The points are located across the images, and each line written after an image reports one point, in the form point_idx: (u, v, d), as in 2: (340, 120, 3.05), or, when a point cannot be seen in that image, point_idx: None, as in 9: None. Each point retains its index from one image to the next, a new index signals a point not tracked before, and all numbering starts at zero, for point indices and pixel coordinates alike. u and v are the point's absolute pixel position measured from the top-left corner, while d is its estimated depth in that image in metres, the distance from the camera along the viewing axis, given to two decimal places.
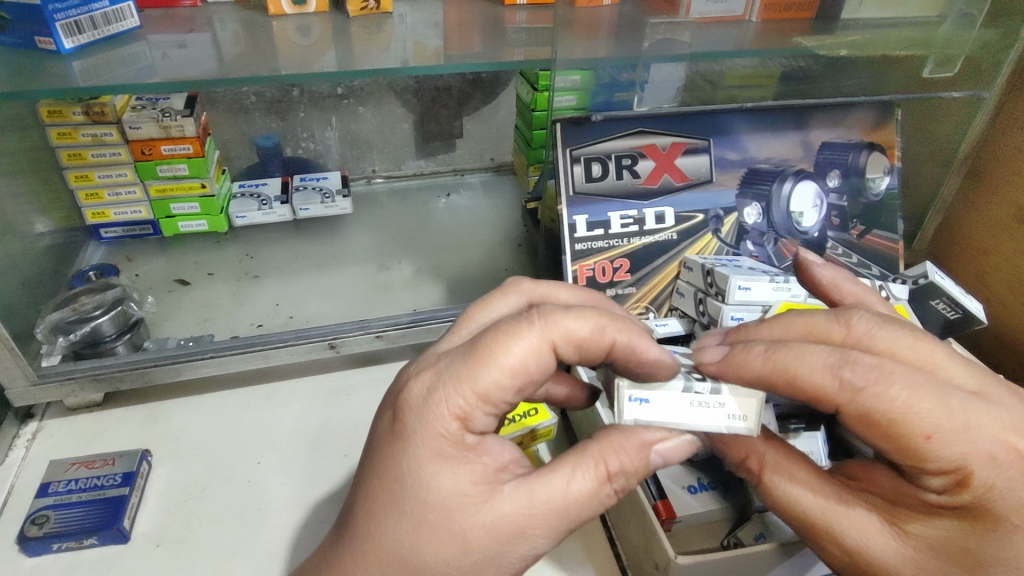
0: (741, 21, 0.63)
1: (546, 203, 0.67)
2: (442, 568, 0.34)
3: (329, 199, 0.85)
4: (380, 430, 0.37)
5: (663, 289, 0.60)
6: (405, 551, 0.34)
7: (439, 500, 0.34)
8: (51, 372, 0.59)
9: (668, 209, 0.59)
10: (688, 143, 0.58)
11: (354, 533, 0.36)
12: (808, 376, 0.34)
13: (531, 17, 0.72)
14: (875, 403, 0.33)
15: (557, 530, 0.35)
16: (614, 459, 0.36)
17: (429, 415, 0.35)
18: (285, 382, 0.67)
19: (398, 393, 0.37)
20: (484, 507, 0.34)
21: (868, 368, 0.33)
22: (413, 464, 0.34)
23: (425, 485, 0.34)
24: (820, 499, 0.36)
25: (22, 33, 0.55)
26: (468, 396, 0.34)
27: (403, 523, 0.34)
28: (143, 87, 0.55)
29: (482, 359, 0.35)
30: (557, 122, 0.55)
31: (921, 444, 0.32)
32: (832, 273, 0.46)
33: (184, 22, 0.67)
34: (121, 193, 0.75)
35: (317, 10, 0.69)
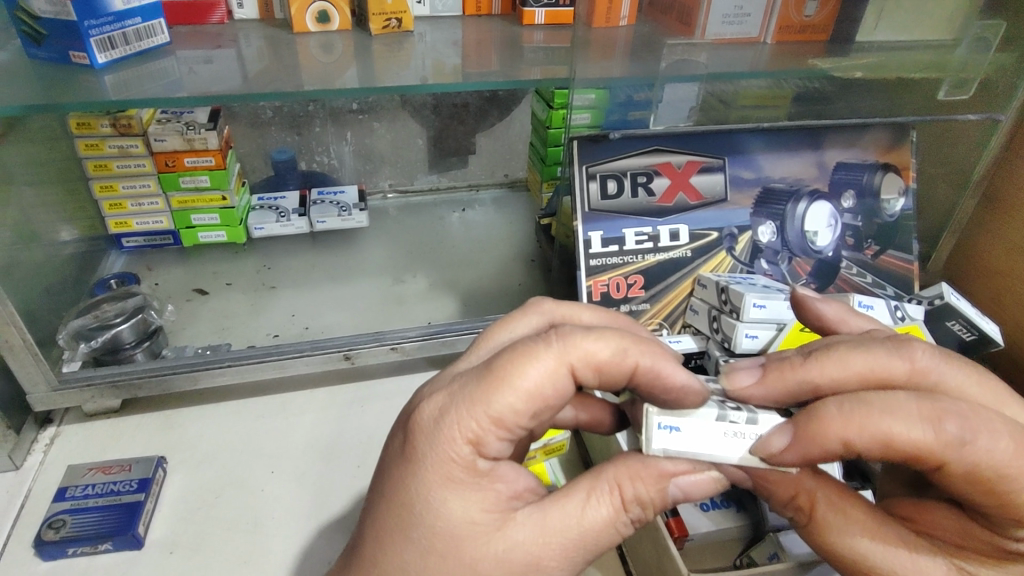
0: (757, 43, 0.66)
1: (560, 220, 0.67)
2: None
3: (346, 212, 0.86)
4: (391, 451, 0.37)
5: (676, 306, 0.60)
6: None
7: (448, 527, 0.34)
8: (72, 378, 0.60)
9: (683, 226, 0.59)
10: (703, 161, 0.59)
11: (366, 550, 0.36)
12: (905, 433, 0.32)
13: (549, 36, 0.73)
14: (985, 455, 0.32)
15: (572, 561, 0.35)
16: (629, 489, 0.36)
17: (440, 439, 0.35)
18: (300, 393, 0.68)
19: (409, 415, 0.37)
20: (498, 536, 0.34)
21: (964, 419, 0.32)
22: (422, 488, 0.35)
23: (435, 511, 0.34)
24: (876, 543, 0.35)
25: (58, 49, 0.57)
26: (481, 420, 0.34)
27: (413, 548, 0.35)
28: (171, 101, 0.57)
29: (496, 382, 0.34)
30: (575, 140, 0.56)
31: (1019, 498, 0.32)
32: (834, 309, 0.46)
33: (211, 38, 0.68)
34: (143, 203, 0.77)
35: (340, 28, 0.70)
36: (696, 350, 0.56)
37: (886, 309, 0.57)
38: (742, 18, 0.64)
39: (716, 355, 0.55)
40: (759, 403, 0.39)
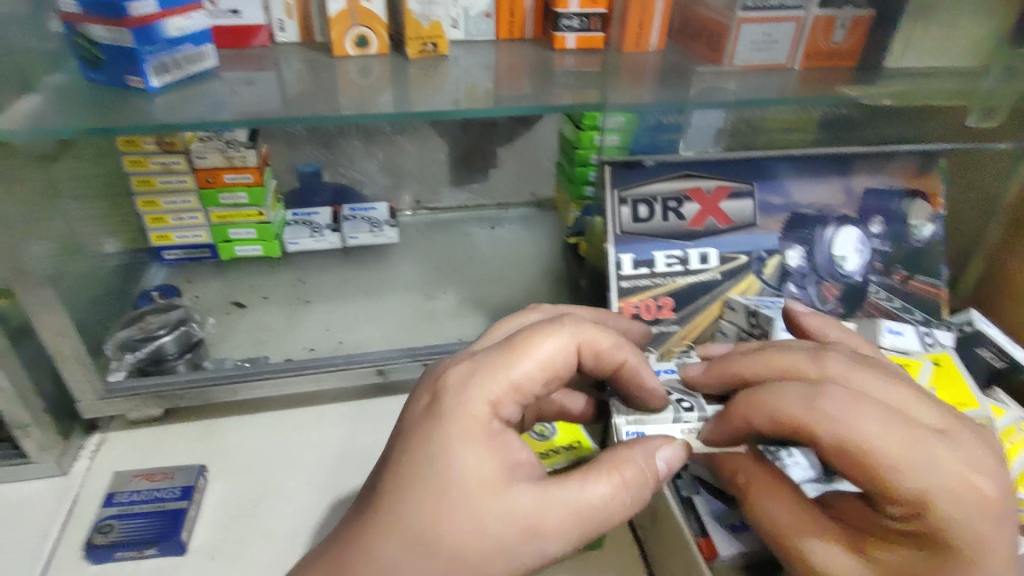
0: (784, 69, 0.69)
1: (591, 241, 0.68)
2: (458, 549, 0.35)
3: (377, 229, 0.88)
4: (413, 412, 0.39)
5: (705, 328, 0.61)
6: (424, 527, 0.35)
7: (461, 480, 0.36)
8: (118, 387, 0.62)
9: (712, 250, 0.60)
10: (733, 187, 0.60)
11: (377, 504, 0.36)
12: (786, 410, 0.38)
13: (580, 61, 0.75)
14: (846, 431, 0.36)
15: (568, 536, 0.37)
16: (628, 468, 0.38)
17: (464, 396, 0.38)
18: (333, 405, 0.70)
19: (436, 379, 0.40)
20: (503, 498, 0.36)
21: (837, 401, 0.37)
22: (442, 440, 0.37)
23: (452, 463, 0.36)
24: (789, 517, 0.41)
25: (114, 73, 0.59)
26: (503, 384, 0.39)
27: (427, 499, 0.35)
28: (218, 124, 0.59)
29: (518, 352, 0.40)
30: (607, 164, 0.58)
31: (883, 474, 0.35)
32: (816, 319, 0.49)
33: (254, 61, 0.71)
34: (184, 218, 0.80)
35: (379, 52, 0.71)
36: None
37: (915, 336, 0.57)
38: (771, 45, 0.67)
39: None
40: (706, 388, 0.47)
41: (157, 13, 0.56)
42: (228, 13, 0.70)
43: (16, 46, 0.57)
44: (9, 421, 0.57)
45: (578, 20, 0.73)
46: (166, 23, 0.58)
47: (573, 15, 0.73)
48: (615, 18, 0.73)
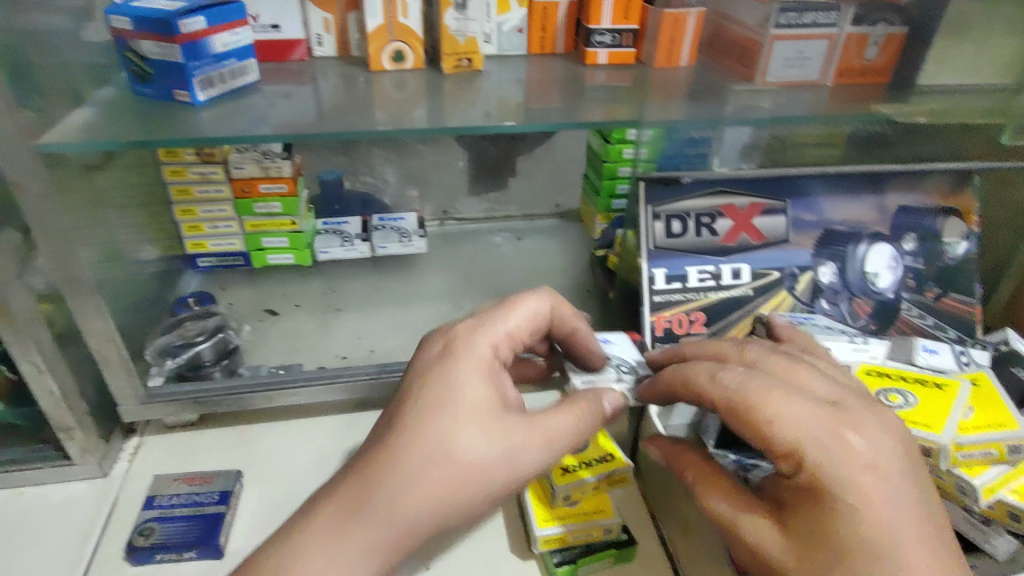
0: (817, 86, 0.69)
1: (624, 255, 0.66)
2: (470, 454, 0.41)
3: (406, 238, 0.89)
4: (427, 355, 0.48)
5: None
6: (443, 433, 0.42)
7: (473, 400, 0.43)
8: (158, 392, 0.64)
9: (745, 265, 0.60)
10: (766, 203, 0.60)
11: (404, 420, 0.43)
12: (695, 378, 0.45)
13: (612, 76, 0.75)
14: (730, 390, 0.42)
15: (548, 456, 0.44)
16: (590, 402, 0.48)
17: (472, 340, 0.48)
18: (362, 413, 0.71)
19: (445, 334, 0.49)
20: (501, 422, 0.43)
21: (732, 368, 0.43)
22: (456, 368, 0.45)
23: (465, 384, 0.44)
24: (718, 491, 0.43)
25: (161, 87, 0.61)
26: (501, 332, 0.49)
27: (446, 414, 0.42)
28: (260, 138, 0.60)
29: (510, 309, 0.51)
30: (642, 181, 0.59)
31: (759, 427, 0.40)
32: (786, 328, 0.54)
33: (293, 75, 0.72)
34: (219, 226, 0.82)
35: (414, 67, 0.73)
36: None
37: (951, 355, 0.57)
38: (803, 62, 0.67)
39: None
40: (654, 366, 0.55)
41: (204, 29, 0.59)
42: (269, 28, 0.71)
43: (69, 61, 0.59)
44: (55, 423, 0.59)
45: (610, 36, 0.74)
46: (213, 39, 0.60)
47: (605, 31, 0.74)
48: (647, 34, 0.74)
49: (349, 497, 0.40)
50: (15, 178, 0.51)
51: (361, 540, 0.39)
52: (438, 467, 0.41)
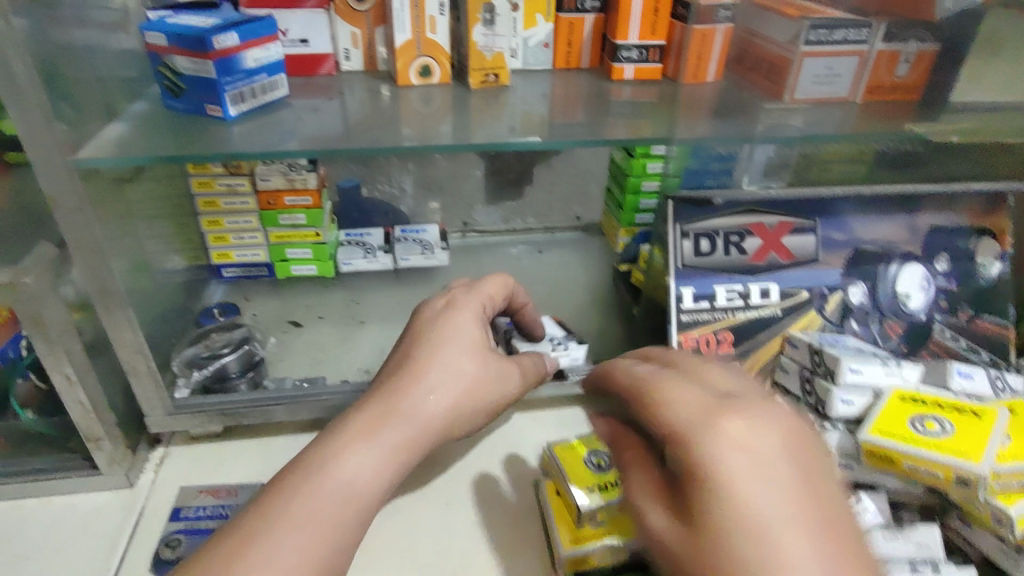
0: (845, 102, 0.69)
1: (653, 275, 0.65)
2: (477, 380, 0.53)
3: (428, 251, 0.89)
4: (430, 310, 0.57)
5: (765, 363, 0.60)
6: (454, 364, 0.52)
7: (474, 337, 0.55)
8: (185, 403, 0.65)
9: (774, 285, 0.60)
10: (795, 222, 0.60)
11: (417, 357, 0.51)
12: (612, 375, 0.46)
13: (637, 91, 0.75)
14: (630, 376, 0.43)
15: (523, 383, 0.60)
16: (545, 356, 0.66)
17: (466, 301, 0.58)
18: None
19: (441, 297, 0.59)
20: (487, 358, 0.55)
21: (645, 366, 0.44)
22: (458, 318, 0.55)
23: (466, 328, 0.55)
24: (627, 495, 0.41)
25: (194, 101, 0.62)
26: (490, 292, 0.62)
27: (452, 351, 0.52)
28: (290, 154, 0.61)
29: (489, 278, 0.63)
30: (670, 199, 0.58)
31: (651, 404, 0.40)
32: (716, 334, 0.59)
33: (322, 89, 0.73)
34: (245, 237, 0.82)
35: (440, 81, 0.73)
36: None
37: (985, 380, 0.56)
38: (832, 79, 0.67)
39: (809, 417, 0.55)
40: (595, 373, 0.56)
41: (237, 45, 0.59)
42: (297, 42, 0.72)
43: (104, 76, 0.60)
44: (84, 433, 0.60)
45: (637, 52, 0.74)
46: (245, 54, 0.60)
47: (632, 47, 0.73)
48: (673, 49, 0.73)
49: (373, 412, 0.47)
50: (52, 192, 0.52)
51: (387, 442, 0.45)
52: (447, 386, 0.50)
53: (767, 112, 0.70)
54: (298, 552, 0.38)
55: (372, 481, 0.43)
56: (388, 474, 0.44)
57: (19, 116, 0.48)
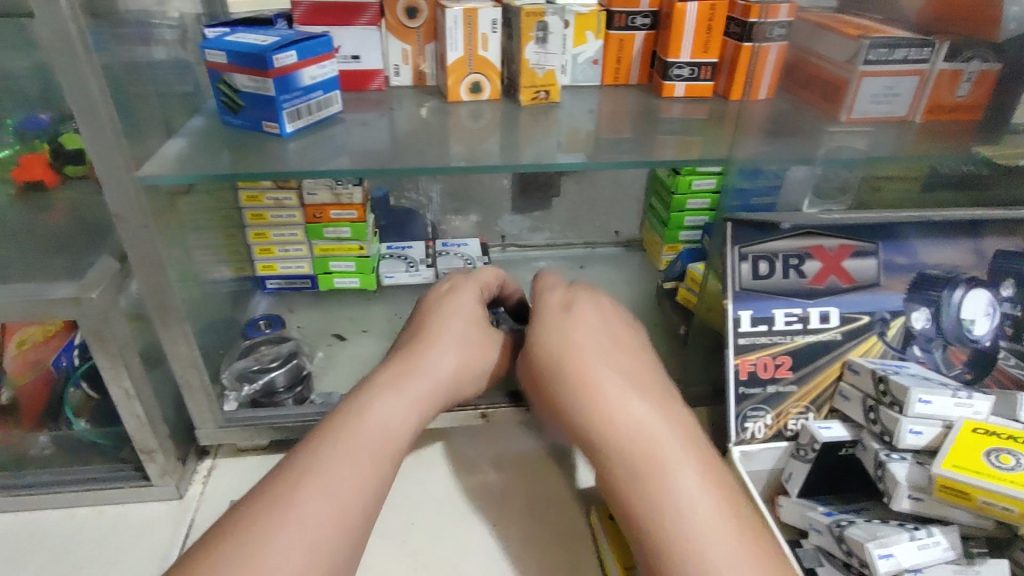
0: (904, 122, 0.67)
1: (707, 301, 0.65)
2: (476, 352, 0.58)
3: (471, 262, 0.91)
4: (432, 292, 0.63)
5: (824, 390, 0.59)
6: (455, 335, 0.57)
7: (470, 311, 0.60)
8: (234, 417, 0.66)
9: (833, 309, 0.59)
10: (856, 245, 0.58)
11: (425, 333, 0.56)
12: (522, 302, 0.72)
13: (688, 109, 0.74)
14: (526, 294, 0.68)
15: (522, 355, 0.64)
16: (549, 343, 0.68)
17: (461, 283, 0.63)
18: (430, 444, 0.71)
19: (438, 285, 0.64)
20: (485, 328, 0.60)
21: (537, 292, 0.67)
22: (457, 301, 0.60)
23: (463, 305, 0.60)
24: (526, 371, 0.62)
25: (251, 118, 0.62)
26: (485, 276, 0.66)
27: (454, 322, 0.58)
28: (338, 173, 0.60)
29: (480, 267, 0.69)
30: (728, 221, 0.58)
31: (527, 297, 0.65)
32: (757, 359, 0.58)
33: (373, 104, 0.73)
34: (290, 249, 0.83)
35: (490, 98, 0.73)
36: (849, 438, 0.55)
37: None
38: (891, 98, 0.65)
39: (873, 447, 0.53)
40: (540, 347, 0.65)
41: (295, 63, 0.60)
42: (350, 58, 0.72)
43: (164, 93, 0.61)
44: (138, 444, 0.61)
45: (689, 69, 0.73)
46: (302, 72, 0.61)
47: (683, 64, 0.73)
48: (726, 67, 0.73)
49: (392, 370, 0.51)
50: (118, 209, 0.53)
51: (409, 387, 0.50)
52: (455, 346, 0.56)
53: (830, 134, 0.67)
54: (353, 480, 0.42)
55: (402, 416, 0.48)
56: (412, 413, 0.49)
57: (91, 135, 0.49)
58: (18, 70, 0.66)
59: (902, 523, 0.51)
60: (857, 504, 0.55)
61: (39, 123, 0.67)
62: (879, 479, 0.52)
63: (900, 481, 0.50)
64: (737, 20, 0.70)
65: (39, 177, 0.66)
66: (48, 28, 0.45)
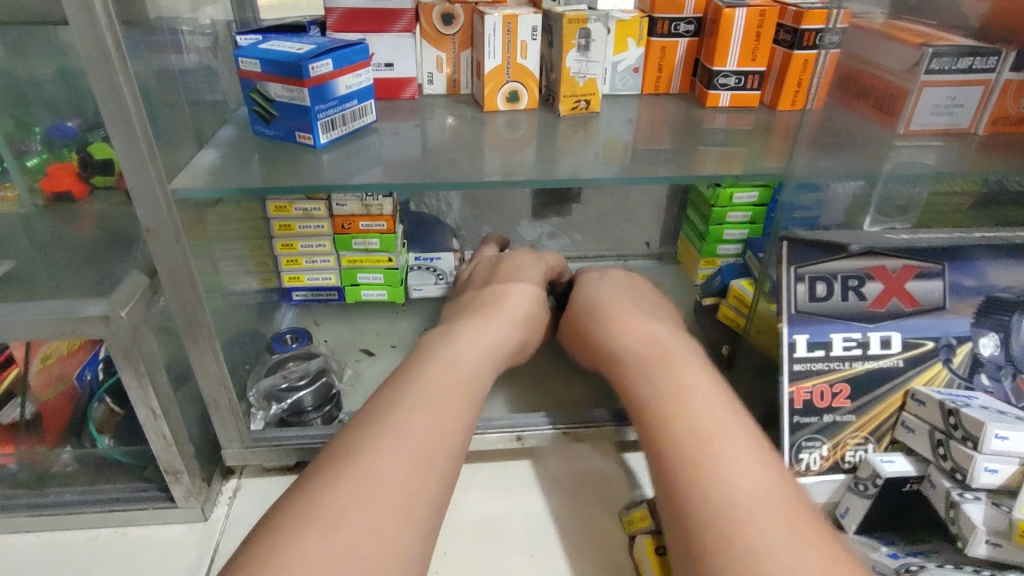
0: (966, 133, 0.63)
1: (762, 327, 0.62)
2: (528, 317, 0.60)
3: None
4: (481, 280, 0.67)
5: (885, 420, 0.56)
6: (509, 307, 0.59)
7: (519, 289, 0.63)
8: (262, 437, 0.64)
9: (895, 334, 0.55)
10: (921, 266, 0.54)
11: (482, 306, 0.59)
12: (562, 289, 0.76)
13: (733, 119, 0.71)
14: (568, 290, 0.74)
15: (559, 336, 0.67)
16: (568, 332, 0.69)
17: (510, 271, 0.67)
18: (462, 465, 0.69)
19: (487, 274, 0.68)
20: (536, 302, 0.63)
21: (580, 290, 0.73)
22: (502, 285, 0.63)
23: (512, 287, 0.63)
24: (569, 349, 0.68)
25: (285, 128, 0.60)
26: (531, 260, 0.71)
27: (509, 297, 0.60)
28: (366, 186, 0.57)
29: (523, 253, 0.73)
30: (784, 240, 0.54)
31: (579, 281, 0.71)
32: (813, 389, 0.55)
33: (407, 113, 0.71)
34: (317, 261, 0.80)
35: (528, 107, 0.71)
36: (914, 474, 0.52)
37: None
38: (953, 109, 0.61)
39: (943, 485, 0.50)
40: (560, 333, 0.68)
41: (332, 72, 0.57)
42: (383, 66, 0.70)
43: (195, 103, 0.59)
44: (164, 466, 0.59)
45: (735, 78, 0.70)
46: (338, 81, 0.59)
47: (730, 73, 0.70)
48: (774, 76, 0.70)
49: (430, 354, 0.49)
50: (149, 224, 0.51)
51: (452, 358, 0.48)
52: (512, 315, 0.58)
53: (897, 147, 0.63)
54: (414, 447, 0.39)
55: (454, 379, 0.46)
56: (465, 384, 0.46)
57: (123, 147, 0.47)
58: (46, 77, 0.65)
59: (977, 569, 0.47)
60: (923, 546, 0.52)
61: (67, 131, 0.66)
62: (951, 521, 0.49)
63: (978, 525, 0.46)
64: (788, 27, 0.67)
65: (67, 188, 0.65)
66: (84, 38, 0.43)
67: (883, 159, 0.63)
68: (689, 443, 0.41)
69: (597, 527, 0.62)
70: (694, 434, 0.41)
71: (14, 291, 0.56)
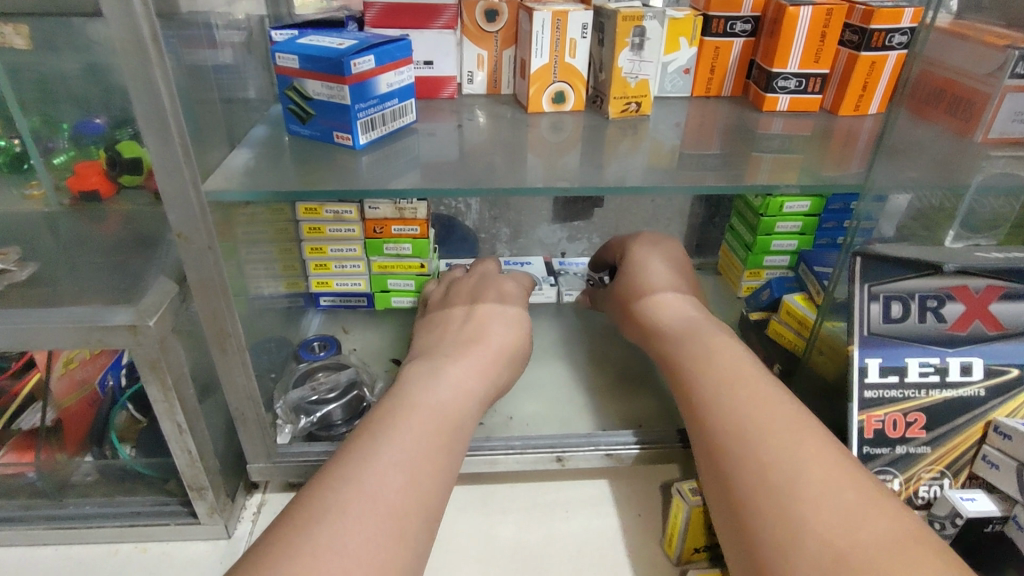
0: None
1: (829, 355, 0.60)
2: (509, 343, 0.57)
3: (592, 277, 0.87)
4: (460, 297, 0.64)
5: (963, 453, 0.51)
6: (487, 335, 0.57)
7: (501, 317, 0.60)
8: (289, 451, 0.61)
9: (977, 360, 0.51)
10: (1007, 287, 0.50)
11: (459, 337, 0.56)
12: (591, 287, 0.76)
13: (790, 124, 0.67)
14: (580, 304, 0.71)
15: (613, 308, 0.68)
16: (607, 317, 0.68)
17: (488, 291, 0.65)
18: (497, 485, 0.65)
19: (459, 292, 0.65)
20: (517, 327, 0.60)
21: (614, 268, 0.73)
22: (483, 311, 0.60)
23: (491, 314, 0.60)
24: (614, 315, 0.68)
25: (321, 127, 0.57)
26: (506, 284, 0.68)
27: (490, 326, 0.58)
28: (407, 190, 0.54)
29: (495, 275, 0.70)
30: (857, 256, 0.51)
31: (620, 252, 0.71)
32: (885, 417, 0.51)
33: (446, 114, 0.67)
34: (347, 266, 0.77)
35: (574, 109, 0.68)
36: (999, 513, 0.48)
37: None
38: None
39: None
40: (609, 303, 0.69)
41: (374, 69, 0.54)
42: (423, 64, 0.67)
43: (228, 100, 0.56)
44: (189, 481, 0.56)
45: (795, 81, 0.66)
46: (379, 79, 0.56)
47: (790, 75, 0.66)
48: (837, 79, 0.66)
49: (396, 400, 0.46)
50: (181, 229, 0.48)
51: (432, 406, 0.46)
52: (500, 352, 0.56)
53: (989, 159, 0.57)
54: (389, 513, 0.38)
55: (431, 426, 0.45)
56: (441, 432, 0.45)
57: (156, 147, 0.44)
58: (74, 73, 0.62)
59: None
60: None
61: (94, 128, 0.63)
62: None
63: None
64: (854, 27, 0.63)
65: (94, 187, 0.62)
66: (120, 31, 0.40)
67: (957, 169, 0.58)
68: (733, 417, 0.44)
69: (643, 560, 0.58)
70: (731, 385, 0.46)
71: (38, 296, 0.53)
